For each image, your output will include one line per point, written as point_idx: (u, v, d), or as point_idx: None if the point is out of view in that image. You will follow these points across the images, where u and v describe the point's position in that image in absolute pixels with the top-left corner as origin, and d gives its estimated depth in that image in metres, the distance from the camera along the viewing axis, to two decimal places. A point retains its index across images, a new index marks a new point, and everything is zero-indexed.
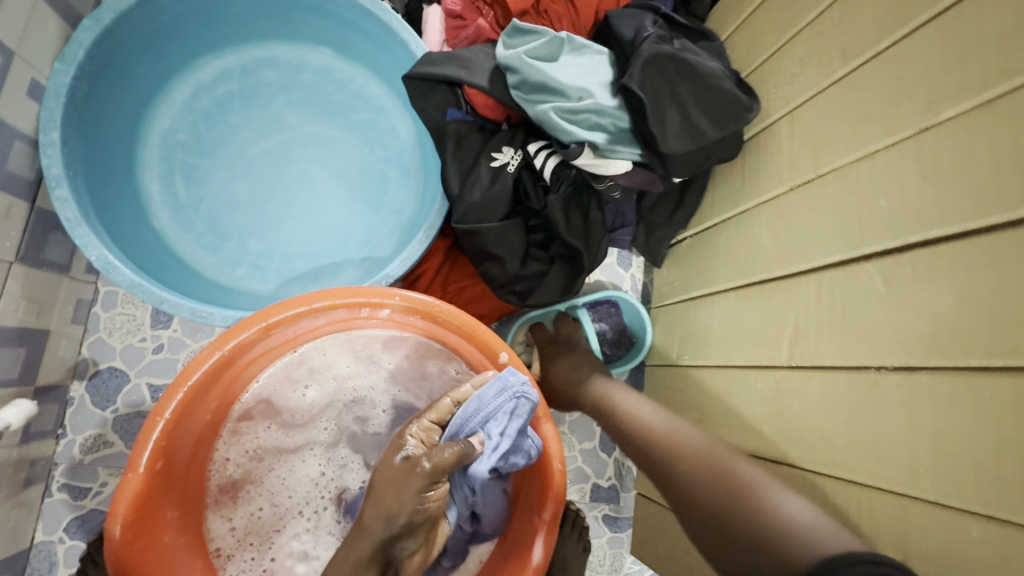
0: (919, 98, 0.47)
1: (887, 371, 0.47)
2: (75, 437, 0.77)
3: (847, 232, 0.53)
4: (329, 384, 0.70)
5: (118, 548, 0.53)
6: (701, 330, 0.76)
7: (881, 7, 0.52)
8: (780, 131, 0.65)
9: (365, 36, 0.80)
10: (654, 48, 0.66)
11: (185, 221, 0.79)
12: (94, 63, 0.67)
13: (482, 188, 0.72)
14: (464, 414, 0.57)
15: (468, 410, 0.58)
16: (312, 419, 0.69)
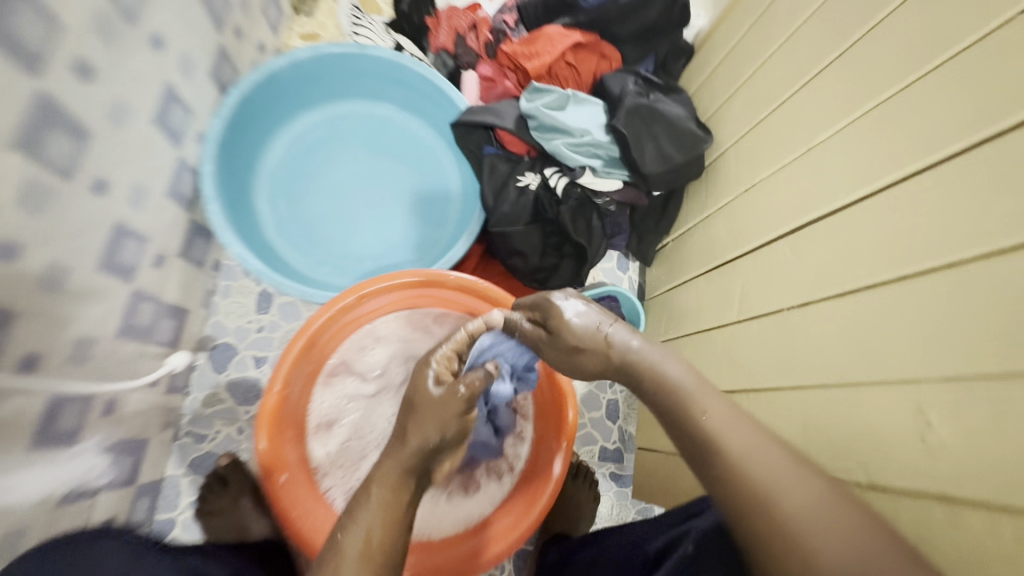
0: (807, 129, 0.72)
1: (790, 308, 0.69)
2: (197, 394, 0.99)
3: (770, 220, 0.76)
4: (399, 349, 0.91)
5: (262, 451, 0.76)
6: (682, 308, 0.98)
7: (785, 73, 0.78)
8: (728, 156, 0.90)
9: (423, 95, 1.08)
10: (634, 101, 0.93)
11: (286, 232, 1.05)
12: (236, 117, 0.94)
13: (511, 201, 0.97)
14: (483, 347, 0.68)
15: (486, 345, 0.68)
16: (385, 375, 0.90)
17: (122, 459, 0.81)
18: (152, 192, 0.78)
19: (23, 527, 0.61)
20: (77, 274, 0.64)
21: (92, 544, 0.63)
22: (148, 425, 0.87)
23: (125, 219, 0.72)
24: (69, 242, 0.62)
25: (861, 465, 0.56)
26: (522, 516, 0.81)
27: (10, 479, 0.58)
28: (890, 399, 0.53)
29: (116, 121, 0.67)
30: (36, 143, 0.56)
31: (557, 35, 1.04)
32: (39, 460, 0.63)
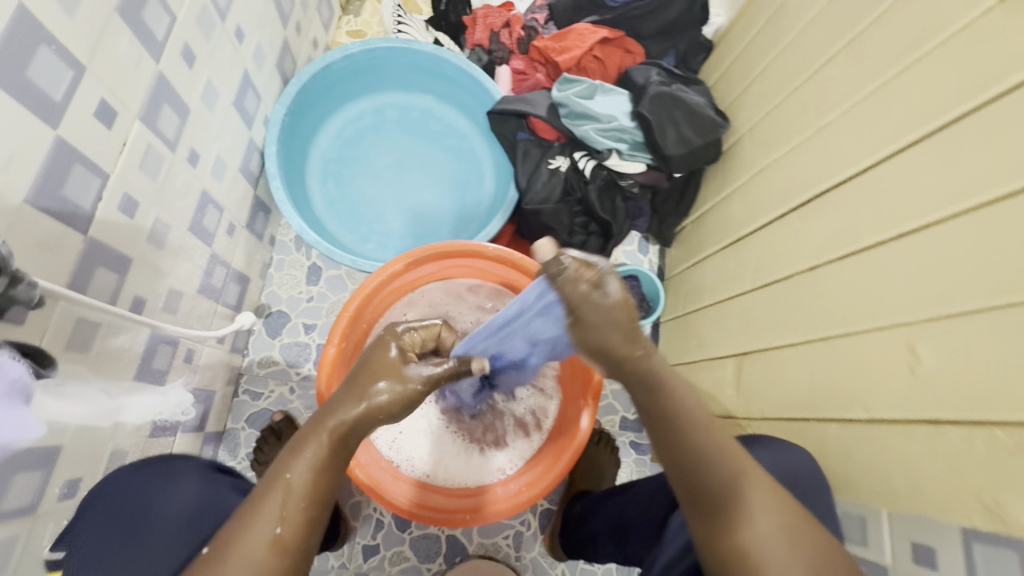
0: (818, 111, 0.79)
1: (798, 273, 0.76)
2: (254, 356, 1.09)
3: (782, 195, 0.83)
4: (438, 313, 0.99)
5: (322, 397, 0.85)
6: (699, 284, 1.05)
7: (798, 61, 0.85)
8: (744, 140, 0.97)
9: (461, 87, 1.17)
10: (657, 89, 1.01)
11: (335, 211, 1.15)
12: (295, 104, 1.04)
13: (543, 181, 1.06)
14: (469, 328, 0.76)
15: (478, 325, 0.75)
16: None
17: (197, 405, 0.90)
18: (228, 166, 0.88)
19: (127, 449, 0.71)
20: (172, 233, 0.74)
21: (172, 463, 0.67)
22: (215, 378, 0.96)
23: (209, 188, 0.83)
24: (169, 205, 0.72)
25: (861, 403, 0.62)
26: (546, 470, 0.88)
27: (129, 399, 0.67)
28: (883, 340, 0.59)
29: (208, 102, 0.78)
30: (153, 118, 0.66)
31: (586, 32, 1.13)
32: (142, 391, 0.72)
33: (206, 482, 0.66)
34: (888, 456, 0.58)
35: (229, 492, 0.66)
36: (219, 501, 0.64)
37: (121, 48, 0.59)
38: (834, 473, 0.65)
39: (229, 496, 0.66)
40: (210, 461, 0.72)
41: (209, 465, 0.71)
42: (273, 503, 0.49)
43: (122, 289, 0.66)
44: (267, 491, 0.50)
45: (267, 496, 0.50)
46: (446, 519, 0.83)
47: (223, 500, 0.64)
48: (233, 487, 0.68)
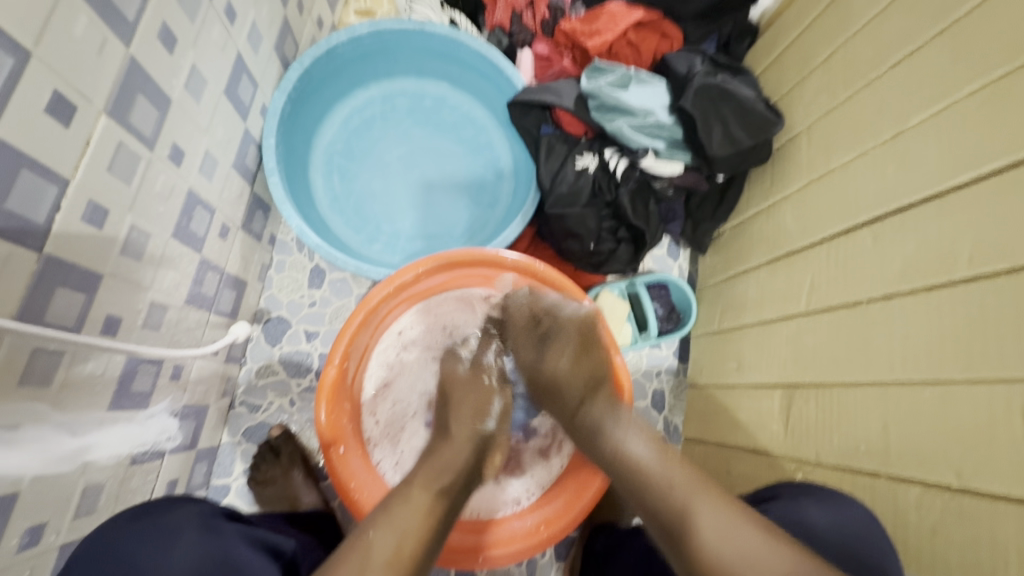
0: (897, 110, 0.67)
1: (872, 300, 0.66)
2: (252, 365, 1.00)
3: (848, 207, 0.72)
4: (438, 324, 0.90)
5: (321, 422, 0.76)
6: (739, 299, 0.95)
7: (870, 52, 0.74)
8: (800, 140, 0.86)
9: (479, 74, 1.06)
10: (703, 80, 0.90)
11: (340, 209, 1.05)
12: (295, 92, 0.94)
13: (569, 182, 0.95)
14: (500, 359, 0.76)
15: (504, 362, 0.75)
16: (424, 347, 0.89)
17: (185, 424, 0.83)
18: (220, 163, 0.79)
19: (102, 482, 0.65)
20: (152, 242, 0.66)
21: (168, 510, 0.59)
22: (208, 393, 0.88)
23: (196, 188, 0.73)
24: (147, 211, 0.64)
25: (953, 467, 0.53)
26: (566, 506, 0.79)
27: (96, 436, 0.61)
28: (992, 397, 0.50)
29: (194, 92, 0.69)
30: (123, 112, 0.57)
31: (619, 13, 1.01)
32: (117, 421, 0.66)
33: (209, 536, 0.58)
34: (991, 535, 0.49)
35: (238, 544, 0.59)
36: (226, 557, 0.56)
37: (78, 29, 0.50)
38: (914, 542, 0.57)
39: (236, 549, 0.58)
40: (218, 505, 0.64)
41: (216, 510, 0.62)
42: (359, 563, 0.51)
43: (90, 310, 0.58)
44: (349, 553, 0.52)
45: (357, 559, 0.51)
46: (462, 560, 0.75)
47: (230, 559, 0.57)
48: (242, 534, 0.61)
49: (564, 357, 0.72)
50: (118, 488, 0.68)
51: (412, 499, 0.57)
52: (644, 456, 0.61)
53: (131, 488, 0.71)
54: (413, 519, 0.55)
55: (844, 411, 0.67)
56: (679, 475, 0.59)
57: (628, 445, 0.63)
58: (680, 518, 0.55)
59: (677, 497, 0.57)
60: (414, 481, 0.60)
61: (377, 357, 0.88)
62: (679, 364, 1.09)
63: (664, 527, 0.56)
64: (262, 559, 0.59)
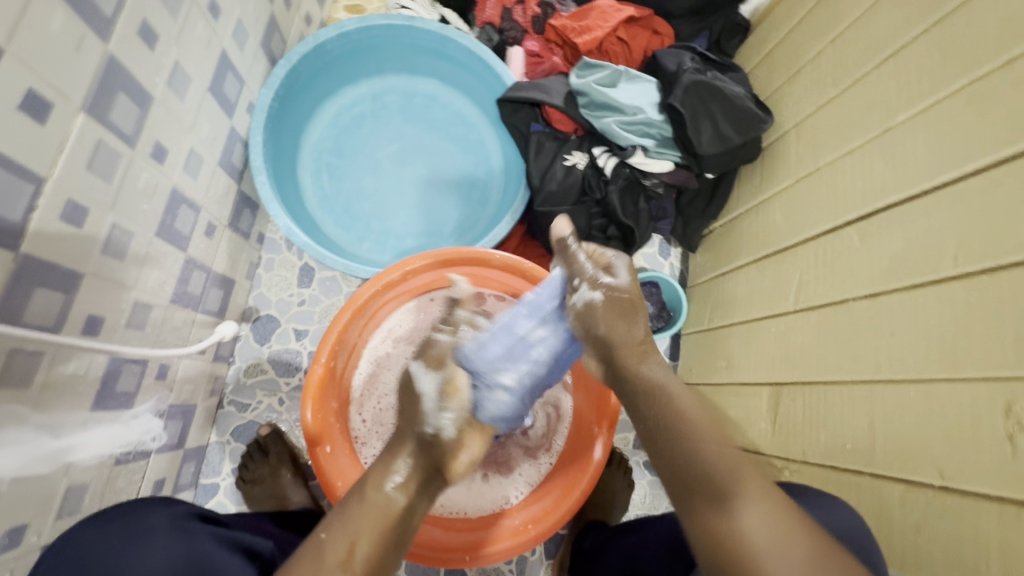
0: (884, 108, 0.67)
1: (859, 299, 0.66)
2: (241, 364, 1.00)
3: (836, 205, 0.72)
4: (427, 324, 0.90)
5: (308, 422, 0.75)
6: (729, 297, 0.95)
7: (857, 50, 0.74)
8: (789, 138, 0.86)
9: (470, 72, 1.06)
10: (692, 77, 0.90)
11: (329, 207, 1.05)
12: (283, 90, 0.93)
13: (558, 180, 0.95)
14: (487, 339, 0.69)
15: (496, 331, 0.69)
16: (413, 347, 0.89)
17: (171, 424, 0.82)
18: (205, 161, 0.78)
19: (85, 483, 0.64)
20: (135, 241, 0.65)
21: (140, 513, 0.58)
22: (196, 392, 0.88)
23: (180, 186, 0.73)
24: (129, 209, 0.63)
25: (936, 466, 0.53)
26: (555, 504, 0.79)
27: (78, 437, 0.61)
28: (974, 394, 0.50)
29: (177, 89, 0.68)
30: (103, 110, 0.56)
31: (609, 10, 1.00)
32: (100, 422, 0.65)
33: (182, 537, 0.57)
34: (972, 532, 0.49)
35: (212, 545, 0.59)
36: (200, 558, 0.56)
37: (55, 25, 0.49)
38: (898, 540, 0.57)
39: (210, 550, 0.58)
40: (192, 507, 0.64)
41: (188, 512, 0.62)
42: (310, 565, 0.49)
43: (70, 310, 0.57)
44: (304, 555, 0.51)
45: (310, 559, 0.50)
46: (451, 560, 0.74)
47: (204, 559, 0.56)
48: (214, 536, 0.60)
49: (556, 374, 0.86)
50: (102, 488, 0.68)
51: (370, 497, 0.55)
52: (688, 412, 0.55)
53: (116, 488, 0.71)
54: (365, 517, 0.53)
55: (830, 408, 0.68)
56: (719, 457, 0.50)
57: (677, 404, 0.55)
58: (721, 504, 0.47)
59: (722, 476, 0.48)
60: (367, 481, 0.57)
61: (366, 357, 0.88)
62: (670, 362, 1.09)
63: (700, 479, 0.49)
64: (237, 560, 0.59)
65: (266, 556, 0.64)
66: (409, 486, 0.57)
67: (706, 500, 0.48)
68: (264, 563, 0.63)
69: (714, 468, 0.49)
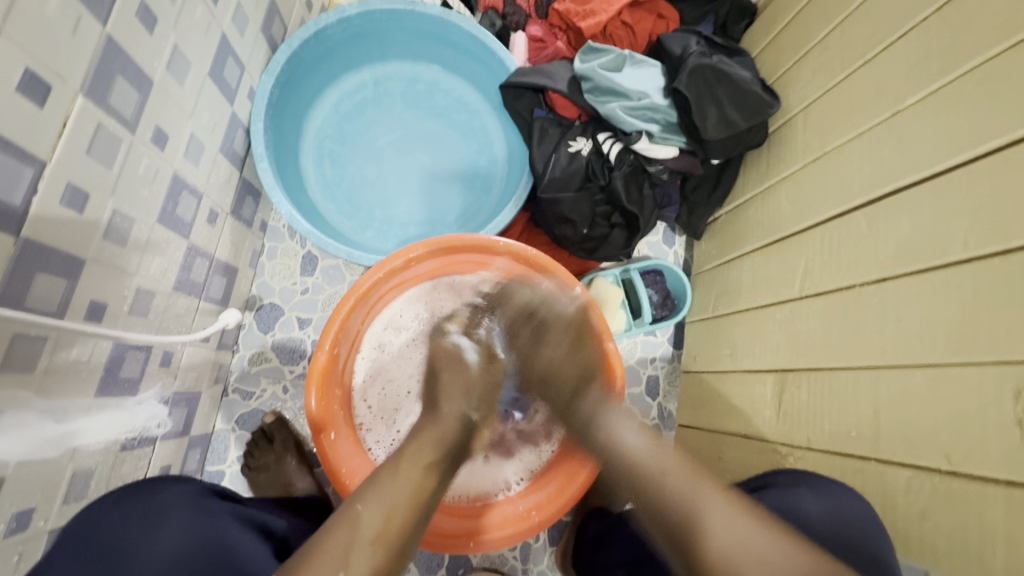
0: (894, 90, 0.66)
1: (866, 285, 0.65)
2: (244, 352, 1.00)
3: (844, 191, 0.71)
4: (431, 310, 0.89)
5: (312, 409, 0.76)
6: (734, 285, 0.94)
7: (866, 32, 0.72)
8: (795, 123, 0.84)
9: (472, 57, 1.04)
10: (697, 61, 0.88)
11: (331, 195, 1.04)
12: (283, 75, 0.92)
13: (562, 167, 0.94)
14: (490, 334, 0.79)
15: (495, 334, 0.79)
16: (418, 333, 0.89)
17: (176, 411, 0.82)
18: (206, 148, 0.78)
19: (91, 468, 0.65)
20: (136, 228, 0.65)
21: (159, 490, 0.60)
22: (200, 379, 0.88)
23: (182, 172, 0.72)
24: (130, 195, 0.63)
25: (943, 452, 0.53)
26: (559, 489, 0.79)
27: (82, 423, 0.61)
28: (982, 379, 0.50)
29: (176, 74, 0.68)
30: (101, 93, 0.56)
31: None
32: (106, 408, 0.65)
33: (198, 513, 0.58)
34: (978, 518, 0.49)
35: (227, 524, 0.60)
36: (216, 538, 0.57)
37: (50, 7, 0.48)
38: (904, 526, 0.56)
39: (226, 529, 0.59)
40: (209, 486, 0.65)
41: (205, 490, 0.63)
42: (344, 538, 0.50)
43: (73, 296, 0.57)
44: (337, 526, 0.52)
45: (343, 533, 0.51)
46: (455, 545, 0.75)
47: (219, 537, 0.58)
48: (231, 514, 0.61)
49: (548, 357, 0.75)
50: (108, 473, 0.68)
51: (404, 475, 0.56)
52: (638, 447, 0.62)
53: (122, 473, 0.72)
54: (399, 493, 0.54)
55: (836, 394, 0.67)
56: (674, 471, 0.59)
57: (622, 439, 0.64)
58: (687, 512, 0.55)
59: (673, 493, 0.56)
60: (401, 456, 0.58)
61: (369, 345, 0.88)
62: (674, 350, 1.09)
63: (671, 526, 0.55)
64: (252, 538, 0.60)
65: (279, 535, 0.65)
66: (416, 470, 0.56)
67: (687, 540, 0.54)
68: (278, 542, 0.64)
69: (668, 491, 0.57)
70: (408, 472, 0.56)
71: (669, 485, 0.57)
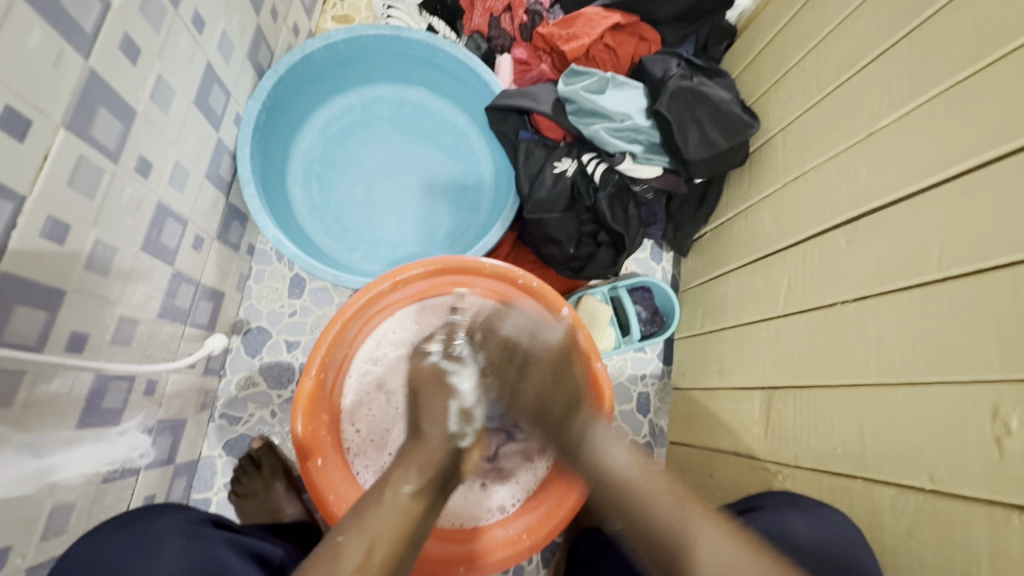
0: (867, 112, 0.68)
1: (847, 303, 0.66)
2: (232, 377, 0.99)
3: (822, 209, 0.73)
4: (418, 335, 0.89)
5: (298, 433, 0.75)
6: (720, 302, 0.95)
7: (840, 55, 0.74)
8: (775, 142, 0.86)
9: (458, 80, 1.06)
10: (678, 83, 0.90)
11: (319, 217, 1.05)
12: (270, 100, 0.92)
13: (547, 187, 0.95)
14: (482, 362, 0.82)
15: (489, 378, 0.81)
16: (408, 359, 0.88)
17: (160, 440, 0.81)
18: (191, 174, 0.78)
19: (71, 501, 0.64)
20: (119, 256, 0.65)
21: (153, 518, 0.58)
22: (185, 407, 0.87)
23: (166, 200, 0.72)
24: (113, 225, 0.63)
25: (925, 469, 0.53)
26: (548, 513, 0.78)
27: (61, 457, 0.60)
28: (961, 397, 0.50)
29: (160, 103, 0.68)
30: (84, 124, 0.56)
31: (596, 17, 1.01)
32: (86, 440, 0.65)
33: (194, 541, 0.57)
34: (963, 538, 0.49)
35: (223, 549, 0.59)
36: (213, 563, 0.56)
37: (31, 43, 0.49)
38: (890, 544, 0.57)
39: (223, 555, 0.58)
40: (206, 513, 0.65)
41: (201, 517, 0.62)
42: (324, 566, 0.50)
43: (53, 328, 0.57)
44: (329, 552, 0.51)
45: (327, 559, 0.51)
46: (444, 572, 0.74)
47: (217, 563, 0.56)
48: (227, 541, 0.60)
49: (533, 392, 0.73)
50: (88, 507, 0.67)
51: (390, 501, 0.56)
52: (622, 468, 0.60)
53: (103, 506, 0.70)
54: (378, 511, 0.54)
55: (821, 410, 0.68)
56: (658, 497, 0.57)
57: (607, 456, 0.63)
58: (676, 544, 0.53)
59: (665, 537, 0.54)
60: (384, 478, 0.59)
61: (359, 363, 0.87)
62: (664, 367, 1.09)
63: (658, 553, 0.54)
64: (249, 566, 0.59)
65: (276, 562, 0.64)
66: (395, 495, 0.57)
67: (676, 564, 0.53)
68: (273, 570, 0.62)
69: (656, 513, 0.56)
70: (395, 500, 0.56)
71: (654, 520, 0.55)
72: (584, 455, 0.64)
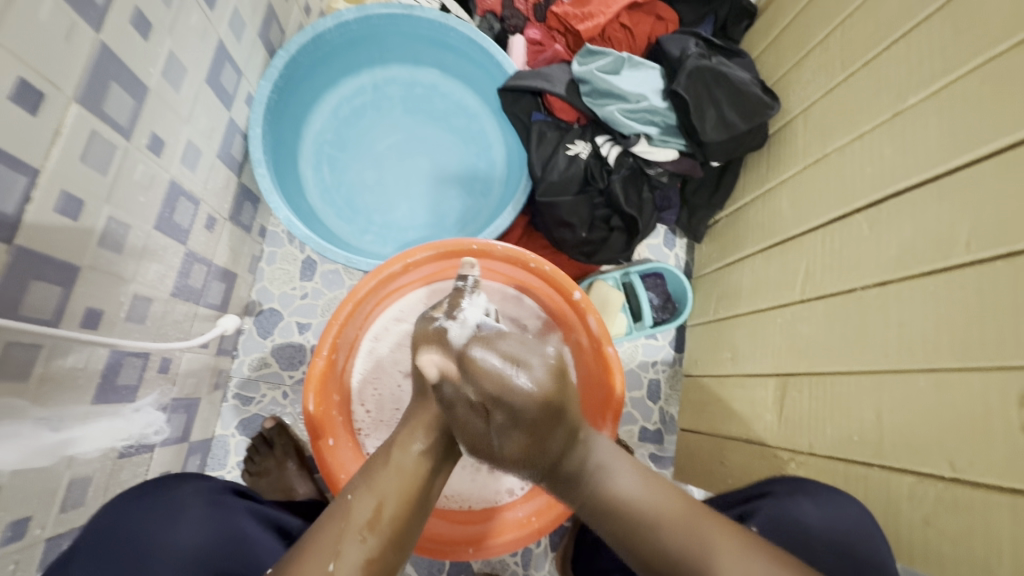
0: (894, 91, 0.66)
1: (867, 288, 0.64)
2: (244, 357, 1.00)
3: (843, 193, 0.71)
4: (427, 317, 0.89)
5: (309, 414, 0.75)
6: (734, 288, 0.93)
7: (868, 31, 0.71)
8: (796, 124, 0.84)
9: (470, 61, 1.04)
10: (696, 63, 0.88)
11: (330, 199, 1.04)
12: (281, 81, 0.91)
13: (560, 170, 0.94)
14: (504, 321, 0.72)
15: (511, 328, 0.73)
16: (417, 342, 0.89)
17: (174, 418, 0.82)
18: (203, 153, 0.78)
19: (88, 476, 0.65)
20: (132, 234, 0.65)
21: (173, 487, 0.58)
22: (198, 386, 0.88)
23: (179, 178, 0.72)
24: (125, 203, 0.63)
25: (946, 458, 0.52)
26: (558, 497, 0.78)
27: (79, 431, 0.61)
28: (989, 385, 0.49)
29: (172, 80, 0.68)
30: (95, 100, 0.56)
31: None
32: (102, 415, 0.65)
33: (215, 511, 0.58)
34: (984, 528, 0.48)
35: (244, 519, 0.59)
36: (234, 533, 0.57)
37: (42, 14, 0.48)
38: (910, 533, 0.56)
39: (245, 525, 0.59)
40: (226, 481, 0.65)
41: (221, 485, 0.62)
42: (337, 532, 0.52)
43: (68, 305, 0.57)
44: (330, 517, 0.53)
45: (337, 525, 0.52)
46: (453, 552, 0.74)
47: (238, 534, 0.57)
48: (250, 510, 0.61)
49: None
50: (105, 482, 0.68)
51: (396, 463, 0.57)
52: (632, 492, 0.56)
53: (119, 481, 0.71)
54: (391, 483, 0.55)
55: (838, 396, 0.66)
56: (667, 507, 0.55)
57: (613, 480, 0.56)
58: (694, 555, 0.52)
59: (676, 537, 0.53)
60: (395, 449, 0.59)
61: (367, 342, 0.87)
62: (675, 354, 1.08)
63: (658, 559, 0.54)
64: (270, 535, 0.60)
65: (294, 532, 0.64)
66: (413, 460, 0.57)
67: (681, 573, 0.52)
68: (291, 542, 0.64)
69: (669, 531, 0.54)
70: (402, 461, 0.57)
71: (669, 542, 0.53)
72: (588, 479, 0.56)
